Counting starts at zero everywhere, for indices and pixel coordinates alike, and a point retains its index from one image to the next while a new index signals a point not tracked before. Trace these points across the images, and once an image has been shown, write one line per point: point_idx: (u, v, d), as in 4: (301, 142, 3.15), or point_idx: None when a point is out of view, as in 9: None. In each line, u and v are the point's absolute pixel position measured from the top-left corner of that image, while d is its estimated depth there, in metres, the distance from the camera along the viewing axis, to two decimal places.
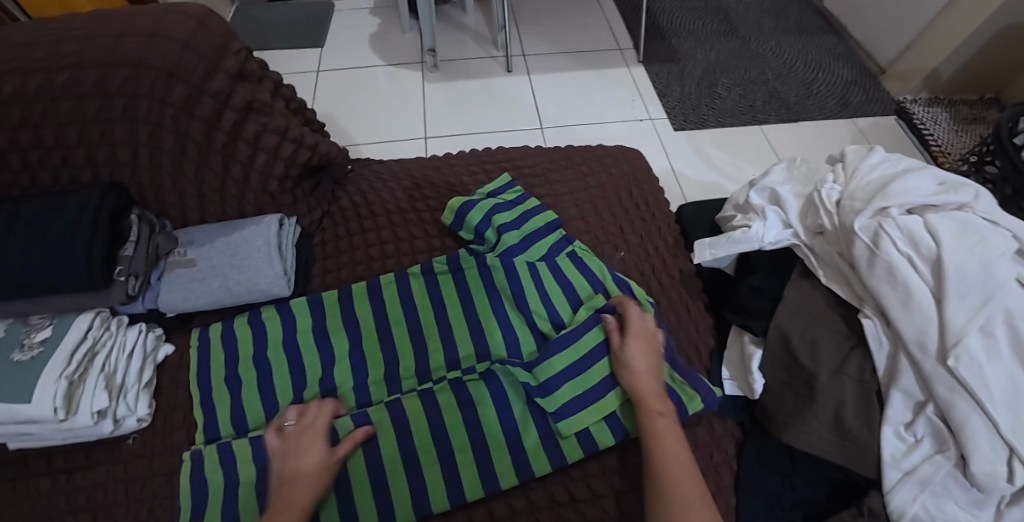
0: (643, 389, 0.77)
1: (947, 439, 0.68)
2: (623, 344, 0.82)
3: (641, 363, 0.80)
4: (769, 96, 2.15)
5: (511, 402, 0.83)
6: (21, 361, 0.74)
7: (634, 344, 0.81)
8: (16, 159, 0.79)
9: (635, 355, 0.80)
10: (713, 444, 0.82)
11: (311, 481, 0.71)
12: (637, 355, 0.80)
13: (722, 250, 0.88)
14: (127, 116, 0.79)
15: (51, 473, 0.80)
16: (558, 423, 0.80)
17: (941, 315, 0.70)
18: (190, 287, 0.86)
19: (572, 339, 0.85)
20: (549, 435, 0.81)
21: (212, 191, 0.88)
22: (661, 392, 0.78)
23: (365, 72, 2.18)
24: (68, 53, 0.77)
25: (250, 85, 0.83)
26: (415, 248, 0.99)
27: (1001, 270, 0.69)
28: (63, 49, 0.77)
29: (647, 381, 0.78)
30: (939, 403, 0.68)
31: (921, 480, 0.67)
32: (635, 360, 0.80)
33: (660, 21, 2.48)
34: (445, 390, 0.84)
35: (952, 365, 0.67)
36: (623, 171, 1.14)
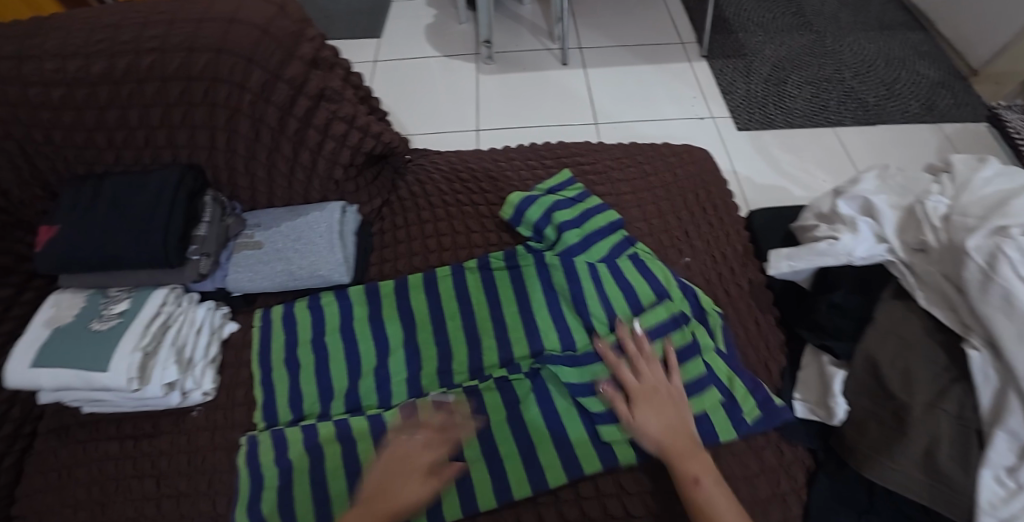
0: (671, 448, 0.71)
1: None
2: (631, 407, 0.76)
3: (656, 424, 0.73)
4: (844, 96, 2.03)
5: (553, 396, 0.82)
6: (101, 330, 0.78)
7: (644, 408, 0.75)
8: (102, 138, 0.82)
9: (643, 415, 0.74)
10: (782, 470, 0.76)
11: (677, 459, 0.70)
12: (649, 419, 0.74)
13: (803, 262, 0.82)
14: (206, 100, 0.81)
15: (120, 439, 0.85)
16: (602, 427, 0.78)
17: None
18: (257, 268, 0.88)
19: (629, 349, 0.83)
20: (596, 429, 0.79)
21: (281, 176, 0.89)
22: (678, 432, 0.72)
23: (420, 63, 2.19)
24: (152, 37, 0.79)
25: (323, 72, 0.83)
26: (472, 241, 0.98)
27: None
28: (147, 32, 0.80)
29: (665, 435, 0.72)
30: None
31: None
32: (648, 421, 0.73)
33: (727, 14, 2.37)
34: (491, 389, 0.83)
35: None
36: (690, 171, 1.09)
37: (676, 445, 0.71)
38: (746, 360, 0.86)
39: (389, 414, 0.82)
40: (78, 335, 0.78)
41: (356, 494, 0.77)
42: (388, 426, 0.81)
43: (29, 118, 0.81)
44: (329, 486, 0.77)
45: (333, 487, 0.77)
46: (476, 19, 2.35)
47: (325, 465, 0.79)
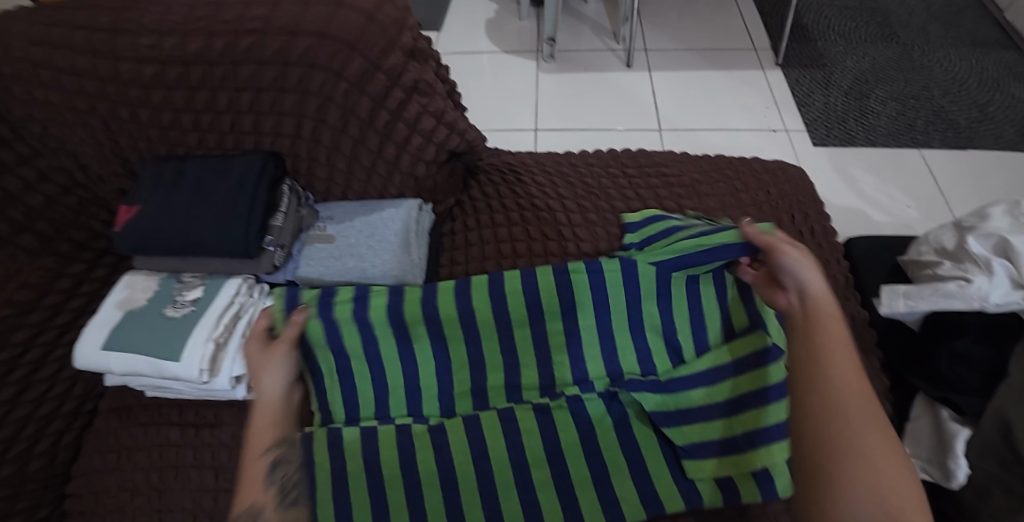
0: (821, 306, 0.57)
1: None
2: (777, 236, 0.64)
3: (813, 282, 0.60)
4: (933, 116, 1.89)
5: (632, 423, 0.78)
6: (175, 317, 0.76)
7: (793, 258, 0.62)
8: (189, 120, 0.80)
9: (801, 259, 0.61)
10: None
11: (819, 317, 0.56)
12: (801, 266, 0.61)
13: (923, 303, 0.76)
14: (298, 87, 0.77)
15: (181, 426, 0.84)
16: (686, 462, 0.73)
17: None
18: (328, 263, 0.85)
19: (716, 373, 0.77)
20: (679, 463, 0.73)
21: (361, 169, 0.85)
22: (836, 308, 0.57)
23: (481, 57, 2.15)
24: (255, 17, 0.77)
25: (418, 64, 0.79)
26: (548, 250, 0.92)
27: None
28: (250, 13, 0.77)
29: (819, 283, 0.59)
30: None
31: None
32: (801, 269, 0.61)
33: (806, 21, 2.25)
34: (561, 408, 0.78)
35: None
36: (784, 192, 1.01)
37: (835, 316, 0.56)
38: None
39: (456, 437, 0.78)
40: (150, 320, 0.76)
41: (416, 507, 0.73)
42: (457, 447, 0.77)
43: (117, 94, 0.79)
44: (388, 496, 0.74)
45: (393, 499, 0.74)
46: (538, 16, 2.30)
47: (384, 473, 0.75)
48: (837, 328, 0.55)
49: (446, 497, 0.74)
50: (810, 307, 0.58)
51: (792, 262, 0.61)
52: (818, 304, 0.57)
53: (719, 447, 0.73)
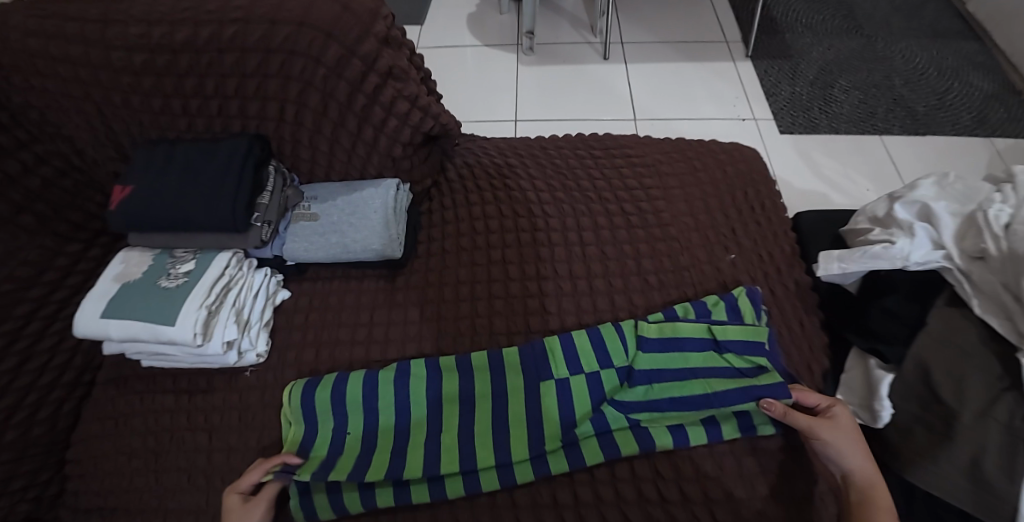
0: (873, 481, 0.72)
1: None
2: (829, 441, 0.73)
3: (859, 458, 0.73)
4: (893, 104, 1.99)
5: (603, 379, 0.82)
6: (169, 287, 0.82)
7: (852, 444, 0.73)
8: (179, 104, 0.86)
9: (851, 446, 0.73)
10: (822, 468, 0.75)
11: (871, 488, 0.71)
12: (857, 452, 0.73)
13: (855, 265, 0.82)
14: (279, 72, 0.83)
15: (175, 393, 0.89)
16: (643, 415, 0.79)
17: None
18: (313, 239, 0.92)
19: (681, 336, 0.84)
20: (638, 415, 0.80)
21: (342, 150, 0.92)
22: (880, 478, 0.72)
23: (462, 50, 2.21)
24: (238, 8, 0.83)
25: (393, 51, 0.85)
26: (519, 226, 0.99)
27: None
28: (234, 4, 0.83)
29: (868, 470, 0.73)
30: None
31: None
32: (853, 449, 0.73)
33: (775, 14, 2.34)
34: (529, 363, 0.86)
35: None
36: (739, 170, 1.09)
37: (879, 484, 0.72)
38: (788, 360, 0.86)
39: (446, 382, 0.85)
40: (147, 290, 0.82)
41: (399, 447, 0.80)
42: (443, 396, 0.84)
43: (110, 81, 0.85)
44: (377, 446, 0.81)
45: (382, 446, 0.81)
46: (517, 10, 2.36)
47: (378, 439, 0.82)
48: (880, 493, 0.71)
49: (430, 447, 0.80)
50: (865, 495, 0.71)
51: (849, 451, 0.73)
52: (864, 464, 0.72)
53: (679, 404, 0.79)
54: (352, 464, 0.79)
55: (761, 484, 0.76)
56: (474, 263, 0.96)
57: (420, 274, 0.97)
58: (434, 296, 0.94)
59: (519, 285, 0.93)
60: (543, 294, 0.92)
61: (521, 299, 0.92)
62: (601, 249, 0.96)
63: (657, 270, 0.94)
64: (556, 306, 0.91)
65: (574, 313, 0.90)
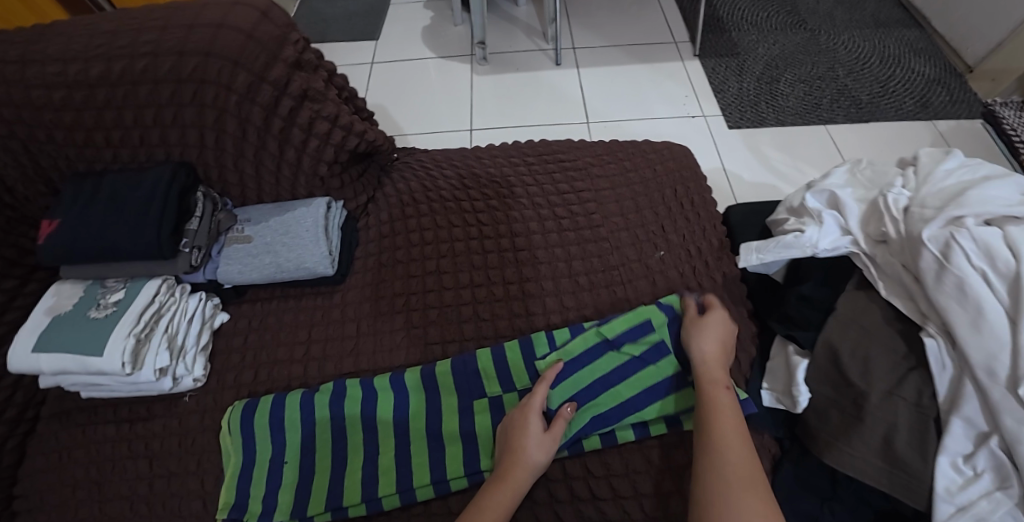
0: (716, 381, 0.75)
1: (1011, 476, 0.63)
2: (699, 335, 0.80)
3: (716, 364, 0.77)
4: (837, 94, 2.04)
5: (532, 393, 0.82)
6: (98, 318, 0.82)
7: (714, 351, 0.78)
8: (100, 137, 0.87)
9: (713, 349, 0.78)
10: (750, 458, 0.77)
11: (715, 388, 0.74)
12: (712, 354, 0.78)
13: (770, 255, 0.85)
14: (194, 100, 0.85)
15: (116, 422, 0.89)
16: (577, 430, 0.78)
17: (1016, 338, 0.64)
18: (246, 261, 0.93)
19: (615, 339, 0.83)
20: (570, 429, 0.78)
21: (268, 172, 0.93)
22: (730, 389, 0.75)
23: (414, 64, 2.24)
24: (146, 42, 0.84)
25: (305, 74, 0.88)
26: (453, 236, 1.01)
27: None
28: (141, 38, 0.84)
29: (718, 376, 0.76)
30: (1005, 436, 0.62)
31: (977, 517, 0.63)
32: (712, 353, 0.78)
33: (721, 13, 2.39)
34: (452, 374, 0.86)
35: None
36: (670, 167, 1.11)
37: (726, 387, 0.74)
38: None
39: (381, 401, 0.84)
40: (76, 322, 0.82)
41: (338, 462, 0.82)
42: (378, 418, 0.84)
43: (29, 118, 0.85)
44: (316, 464, 0.82)
45: (319, 465, 0.82)
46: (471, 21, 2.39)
47: (316, 453, 0.83)
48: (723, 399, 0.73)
49: (366, 461, 0.81)
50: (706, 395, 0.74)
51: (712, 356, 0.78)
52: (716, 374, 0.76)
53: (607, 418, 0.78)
54: (293, 497, 0.80)
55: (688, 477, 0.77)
56: (409, 275, 0.97)
57: (356, 290, 0.98)
58: (371, 310, 0.95)
59: (453, 294, 0.94)
60: (475, 301, 0.93)
61: (455, 308, 0.93)
62: (533, 253, 0.98)
63: (587, 271, 0.95)
64: (489, 313, 0.92)
65: (506, 318, 0.92)
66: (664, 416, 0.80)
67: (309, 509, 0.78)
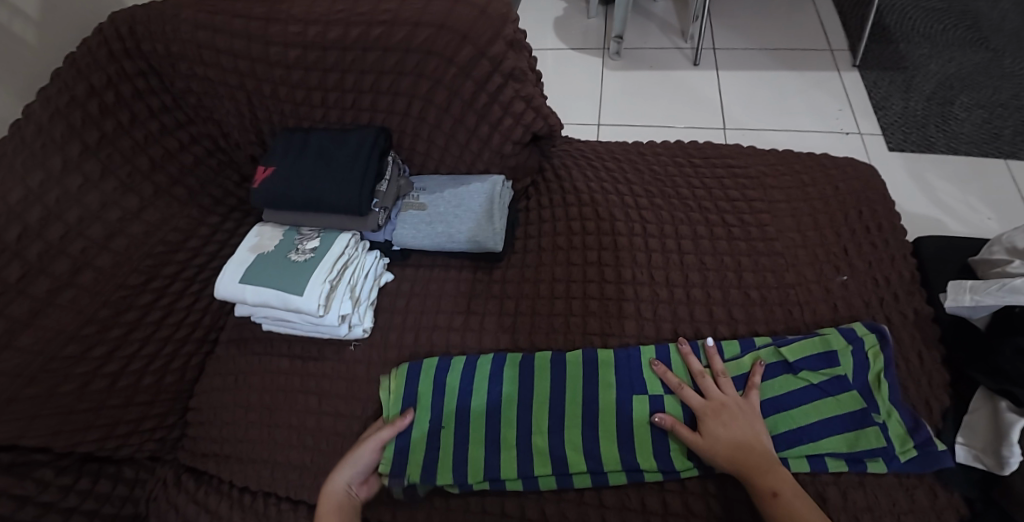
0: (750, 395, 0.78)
1: None
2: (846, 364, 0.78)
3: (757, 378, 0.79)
4: (1022, 126, 1.82)
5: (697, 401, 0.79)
6: (297, 260, 0.89)
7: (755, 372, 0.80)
8: (317, 96, 0.94)
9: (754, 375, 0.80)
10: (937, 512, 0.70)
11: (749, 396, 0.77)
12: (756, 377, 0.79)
13: (987, 298, 0.77)
14: (410, 70, 0.88)
15: (290, 357, 0.97)
16: None
17: None
18: (421, 228, 0.97)
19: (795, 362, 0.79)
20: None
21: (456, 145, 0.97)
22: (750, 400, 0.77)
23: (546, 54, 2.24)
24: (386, 12, 0.88)
25: (519, 53, 0.88)
26: (616, 229, 1.00)
27: None
28: (383, 7, 0.88)
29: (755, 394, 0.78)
30: None
31: None
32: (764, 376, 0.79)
33: (888, 22, 2.19)
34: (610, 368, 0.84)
35: None
36: (852, 186, 1.03)
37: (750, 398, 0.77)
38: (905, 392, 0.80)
39: (537, 382, 0.85)
40: (278, 261, 0.90)
41: (493, 435, 0.83)
42: (535, 397, 0.84)
43: (260, 72, 0.93)
44: (471, 430, 0.84)
45: (474, 432, 0.83)
46: (606, 15, 2.35)
47: (470, 423, 0.84)
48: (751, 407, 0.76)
49: (520, 437, 0.82)
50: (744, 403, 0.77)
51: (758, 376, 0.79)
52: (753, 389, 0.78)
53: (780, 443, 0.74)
54: (451, 460, 0.82)
55: None
56: (570, 262, 0.98)
57: (516, 270, 1.00)
58: (529, 292, 0.97)
59: (615, 287, 0.94)
60: (638, 298, 0.92)
61: (616, 301, 0.92)
62: (700, 258, 0.95)
63: (759, 285, 0.91)
64: (652, 312, 0.91)
65: (670, 320, 0.90)
66: (848, 452, 0.73)
67: (469, 476, 0.80)
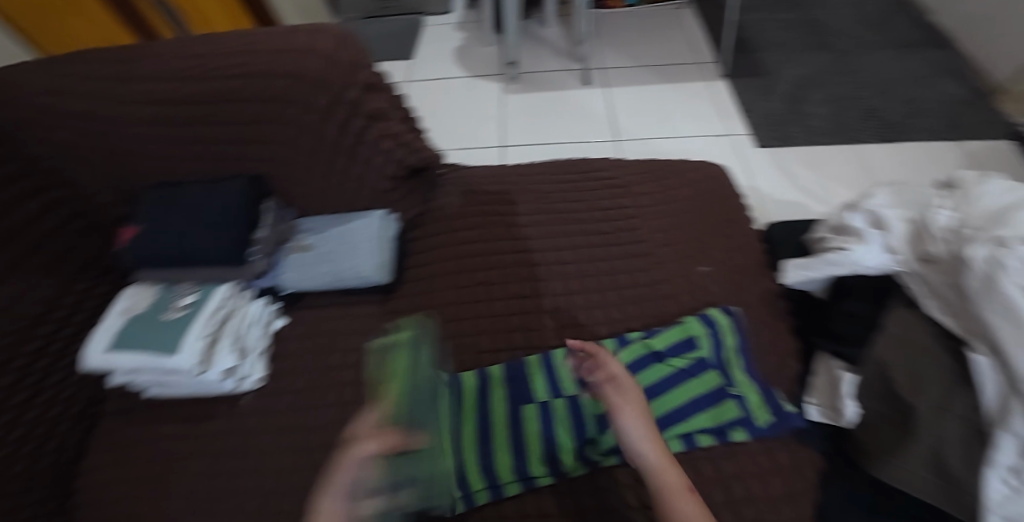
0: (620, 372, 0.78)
1: None
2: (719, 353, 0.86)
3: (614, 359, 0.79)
4: (865, 115, 2.06)
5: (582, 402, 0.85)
6: (171, 319, 0.87)
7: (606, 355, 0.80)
8: (181, 149, 0.93)
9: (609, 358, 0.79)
10: (794, 468, 0.77)
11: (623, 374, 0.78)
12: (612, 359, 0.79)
13: (815, 272, 0.88)
14: (274, 120, 0.90)
15: (179, 420, 0.94)
16: None
17: None
18: (307, 269, 0.99)
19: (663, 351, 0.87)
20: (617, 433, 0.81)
21: (333, 186, 0.99)
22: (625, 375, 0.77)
23: (450, 82, 2.31)
24: (236, 65, 0.88)
25: (377, 95, 0.95)
26: (501, 248, 1.05)
27: None
28: (231, 62, 0.88)
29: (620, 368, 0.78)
30: None
31: None
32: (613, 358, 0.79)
33: (747, 35, 2.43)
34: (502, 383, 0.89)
35: None
36: (708, 187, 1.15)
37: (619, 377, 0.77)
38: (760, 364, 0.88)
39: None
40: (151, 321, 0.87)
41: None
42: None
43: (119, 131, 0.92)
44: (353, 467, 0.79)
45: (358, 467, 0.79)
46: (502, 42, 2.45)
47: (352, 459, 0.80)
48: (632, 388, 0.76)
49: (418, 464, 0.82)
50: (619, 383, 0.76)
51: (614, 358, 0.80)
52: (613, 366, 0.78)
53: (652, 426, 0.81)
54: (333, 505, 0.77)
55: None
56: (460, 285, 1.01)
57: (408, 299, 1.02)
58: (422, 319, 0.99)
59: (503, 304, 0.98)
60: (524, 311, 0.97)
61: (505, 317, 0.97)
62: (579, 267, 1.02)
63: (632, 284, 0.99)
64: (538, 323, 0.96)
65: (554, 328, 0.95)
66: (714, 426, 0.80)
67: None
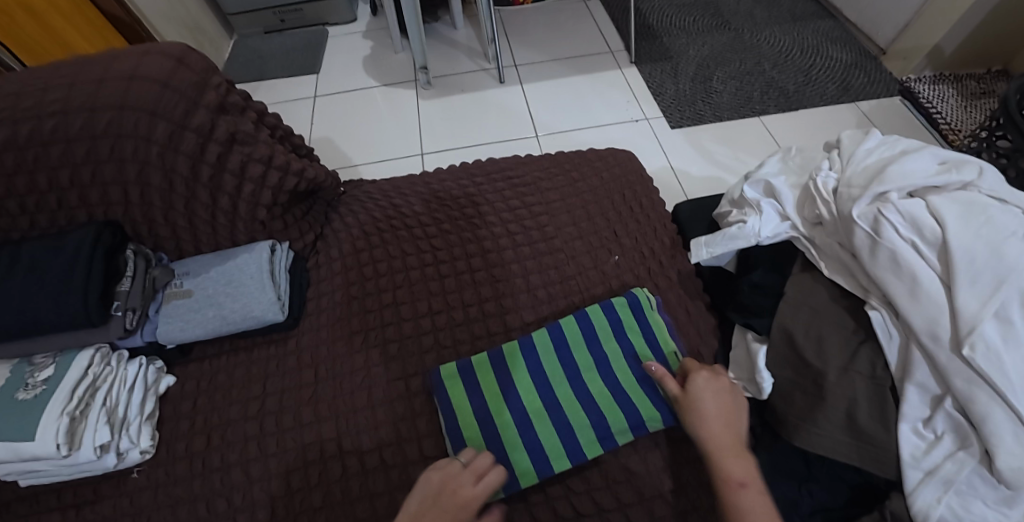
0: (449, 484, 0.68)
1: (969, 434, 0.65)
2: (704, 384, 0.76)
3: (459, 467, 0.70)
4: (766, 87, 2.11)
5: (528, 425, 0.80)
6: (26, 400, 0.76)
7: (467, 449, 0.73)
8: (14, 204, 0.84)
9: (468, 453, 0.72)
10: None
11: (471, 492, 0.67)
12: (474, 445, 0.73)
13: (719, 248, 0.88)
14: (114, 155, 0.84)
15: (61, 509, 0.80)
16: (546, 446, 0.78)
17: (951, 301, 0.69)
18: (189, 318, 0.88)
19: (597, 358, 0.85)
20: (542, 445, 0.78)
21: (203, 222, 0.92)
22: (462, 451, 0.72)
23: (371, 92, 2.19)
24: (53, 100, 0.83)
25: (231, 117, 0.88)
26: (407, 264, 0.98)
27: (1009, 249, 0.68)
28: (46, 97, 0.83)
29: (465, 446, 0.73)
30: (958, 396, 0.66)
31: (944, 480, 0.65)
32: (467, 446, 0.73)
33: (650, 21, 2.46)
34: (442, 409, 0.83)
35: (967, 355, 0.65)
36: (615, 173, 1.11)
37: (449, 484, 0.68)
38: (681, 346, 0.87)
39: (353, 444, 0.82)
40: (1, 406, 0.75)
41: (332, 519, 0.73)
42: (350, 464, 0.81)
43: None
44: None
45: None
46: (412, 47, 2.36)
47: None
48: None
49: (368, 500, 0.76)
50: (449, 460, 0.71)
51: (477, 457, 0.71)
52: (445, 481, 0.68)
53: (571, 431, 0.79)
54: None
55: (667, 478, 0.78)
56: (364, 311, 0.94)
57: (309, 334, 0.94)
58: (327, 355, 0.91)
59: (412, 324, 0.92)
60: (436, 329, 0.92)
61: (415, 338, 0.91)
62: (489, 272, 0.97)
63: (545, 284, 0.95)
64: (451, 339, 0.91)
65: (468, 341, 0.90)
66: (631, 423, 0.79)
67: None
